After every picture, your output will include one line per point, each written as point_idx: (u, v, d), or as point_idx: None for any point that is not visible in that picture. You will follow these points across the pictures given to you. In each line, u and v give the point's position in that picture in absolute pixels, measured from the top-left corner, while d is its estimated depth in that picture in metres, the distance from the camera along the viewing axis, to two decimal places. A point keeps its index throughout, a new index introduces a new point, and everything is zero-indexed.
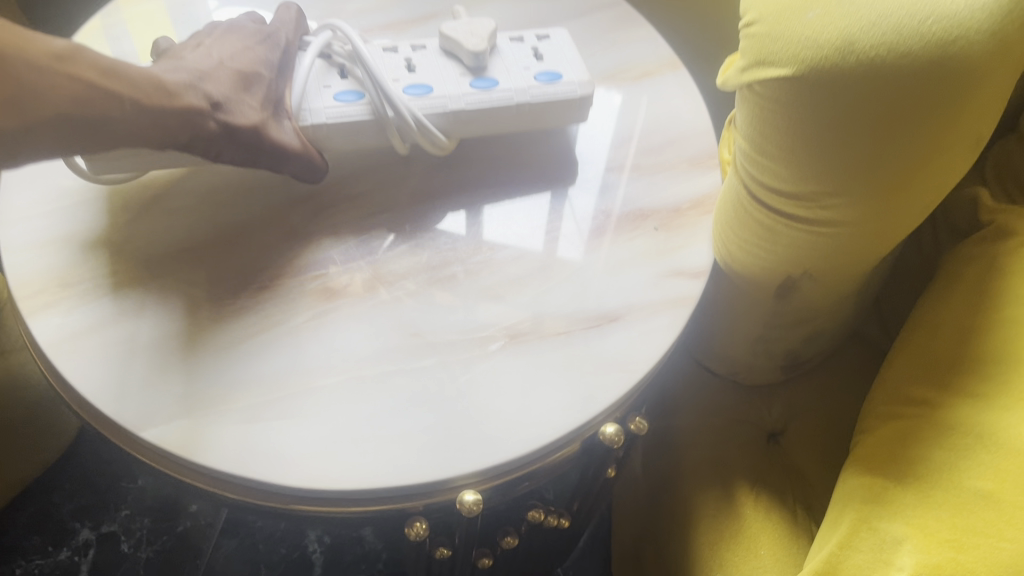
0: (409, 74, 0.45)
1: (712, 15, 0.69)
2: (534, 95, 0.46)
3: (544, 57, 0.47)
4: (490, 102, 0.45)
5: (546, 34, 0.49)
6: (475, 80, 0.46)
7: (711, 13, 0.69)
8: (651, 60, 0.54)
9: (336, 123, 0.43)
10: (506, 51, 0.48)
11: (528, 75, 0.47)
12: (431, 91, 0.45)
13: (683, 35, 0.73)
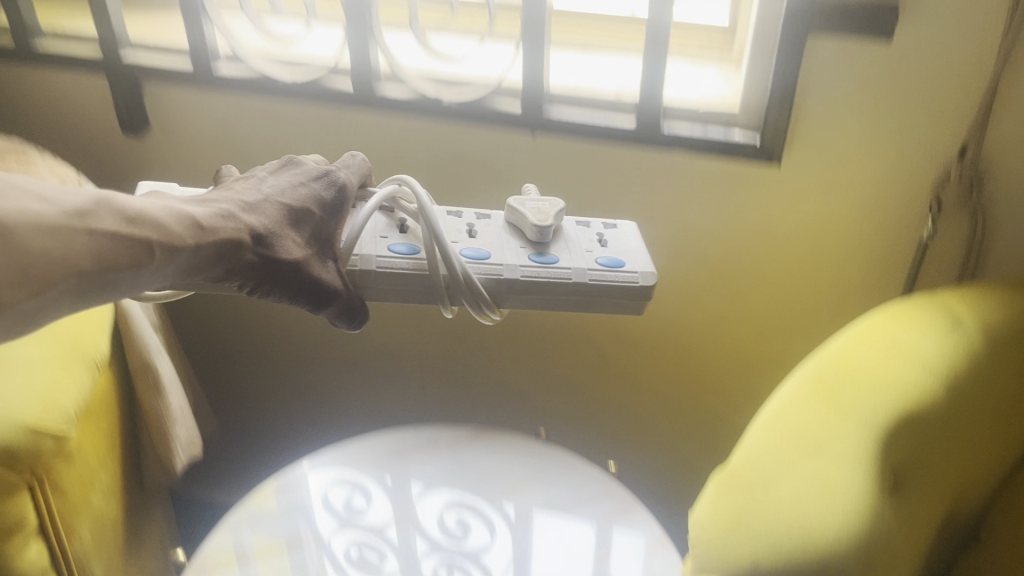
0: (469, 238, 0.37)
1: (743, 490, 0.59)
2: (594, 276, 0.35)
3: (611, 242, 0.38)
4: (551, 278, 0.35)
5: (614, 223, 0.40)
6: (609, 467, 0.52)
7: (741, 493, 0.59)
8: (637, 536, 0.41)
9: (429, 462, 0.45)
10: (570, 235, 0.38)
11: (637, 463, 0.53)
12: (488, 256, 0.35)
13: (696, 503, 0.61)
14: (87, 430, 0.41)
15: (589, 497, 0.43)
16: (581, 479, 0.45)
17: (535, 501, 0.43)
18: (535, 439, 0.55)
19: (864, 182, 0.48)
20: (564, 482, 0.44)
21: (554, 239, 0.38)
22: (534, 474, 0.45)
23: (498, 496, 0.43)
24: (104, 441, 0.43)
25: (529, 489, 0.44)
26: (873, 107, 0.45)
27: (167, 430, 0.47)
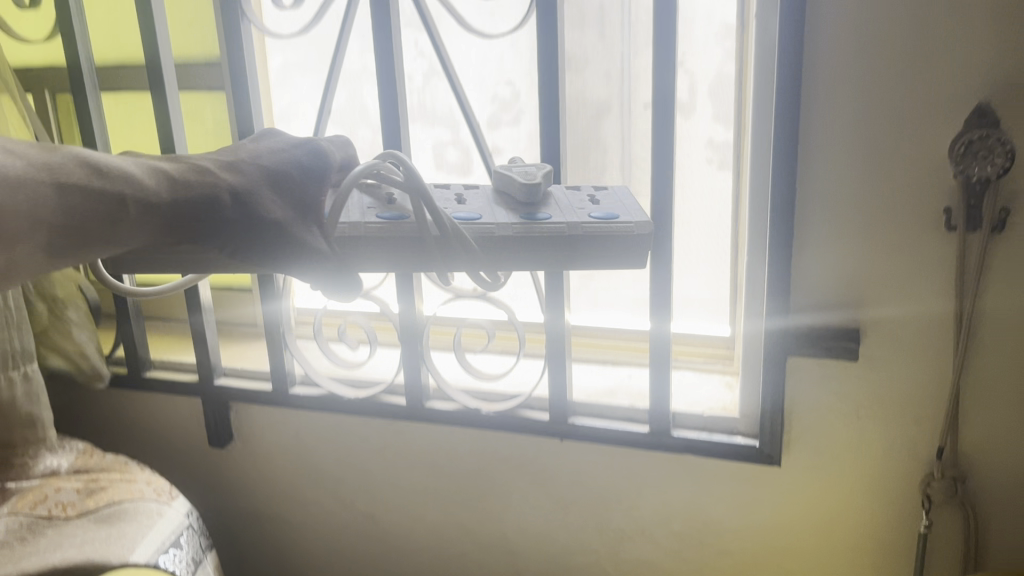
0: (458, 203, 0.54)
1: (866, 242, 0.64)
2: (583, 225, 0.50)
3: (599, 200, 0.54)
4: (530, 226, 0.51)
5: (604, 189, 0.58)
6: (521, 212, 0.53)
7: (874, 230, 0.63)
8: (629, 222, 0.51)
9: (375, 235, 0.49)
10: (566, 196, 0.56)
11: (585, 211, 0.53)
12: (477, 217, 0.51)
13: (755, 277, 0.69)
14: (5, 208, 0.36)
15: (557, 240, 0.50)
16: (569, 228, 0.50)
17: (534, 258, 0.51)
18: (452, 201, 0.54)
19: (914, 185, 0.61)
20: (578, 222, 0.51)
21: (545, 197, 0.55)
22: (520, 231, 0.50)
23: (556, 239, 0.50)
24: (21, 222, 0.37)
25: (561, 232, 0.50)
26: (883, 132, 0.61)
27: (123, 192, 0.40)
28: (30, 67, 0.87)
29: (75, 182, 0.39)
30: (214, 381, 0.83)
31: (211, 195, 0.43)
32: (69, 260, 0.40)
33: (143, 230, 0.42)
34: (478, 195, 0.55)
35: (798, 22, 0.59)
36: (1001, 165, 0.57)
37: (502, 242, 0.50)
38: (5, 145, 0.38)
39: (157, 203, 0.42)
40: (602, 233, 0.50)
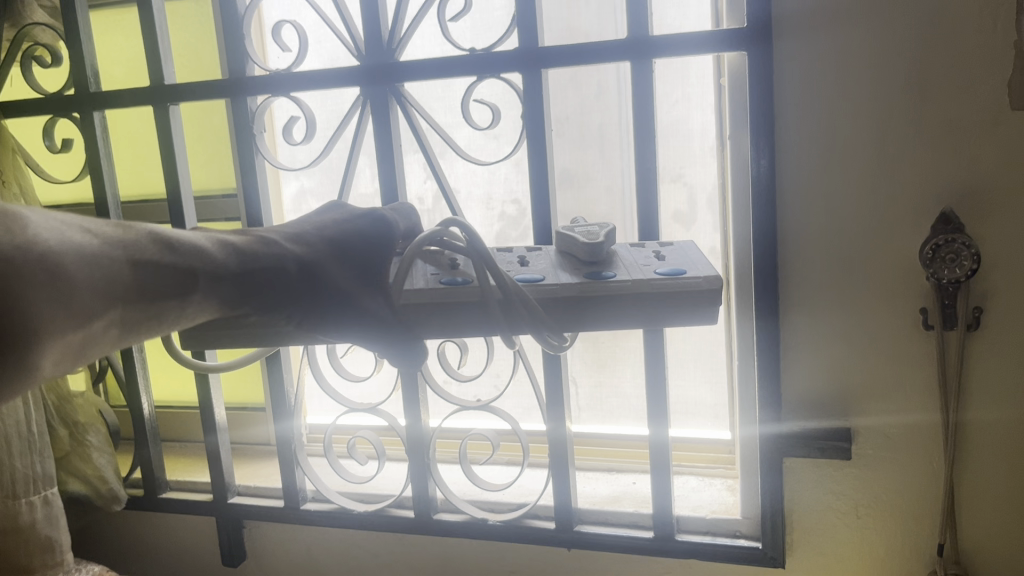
0: (523, 266, 0.57)
1: (858, 323, 0.66)
2: (649, 280, 0.52)
3: (665, 257, 0.56)
4: (598, 283, 0.53)
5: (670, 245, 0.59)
6: (588, 271, 0.55)
7: (863, 309, 0.65)
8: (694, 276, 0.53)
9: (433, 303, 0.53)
10: (631, 253, 0.58)
11: (652, 268, 0.55)
12: (541, 278, 0.54)
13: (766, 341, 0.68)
14: (87, 285, 0.37)
15: (625, 295, 0.53)
16: (636, 284, 0.52)
17: (600, 312, 0.53)
18: (517, 265, 0.58)
19: (898, 254, 0.64)
20: (642, 280, 0.53)
21: (609, 252, 0.57)
22: (582, 292, 0.53)
23: (621, 297, 0.52)
24: (99, 299, 0.38)
25: (626, 290, 0.52)
26: (858, 209, 0.64)
27: (191, 265, 0.43)
28: (58, 205, 0.93)
29: (149, 258, 0.41)
30: (227, 499, 0.84)
31: (278, 265, 0.46)
32: (143, 333, 0.42)
33: (207, 301, 0.44)
34: (543, 259, 0.58)
35: (768, 142, 0.64)
36: (969, 268, 0.60)
37: (566, 301, 0.53)
38: (80, 226, 0.39)
39: (224, 273, 0.44)
40: (669, 289, 0.52)
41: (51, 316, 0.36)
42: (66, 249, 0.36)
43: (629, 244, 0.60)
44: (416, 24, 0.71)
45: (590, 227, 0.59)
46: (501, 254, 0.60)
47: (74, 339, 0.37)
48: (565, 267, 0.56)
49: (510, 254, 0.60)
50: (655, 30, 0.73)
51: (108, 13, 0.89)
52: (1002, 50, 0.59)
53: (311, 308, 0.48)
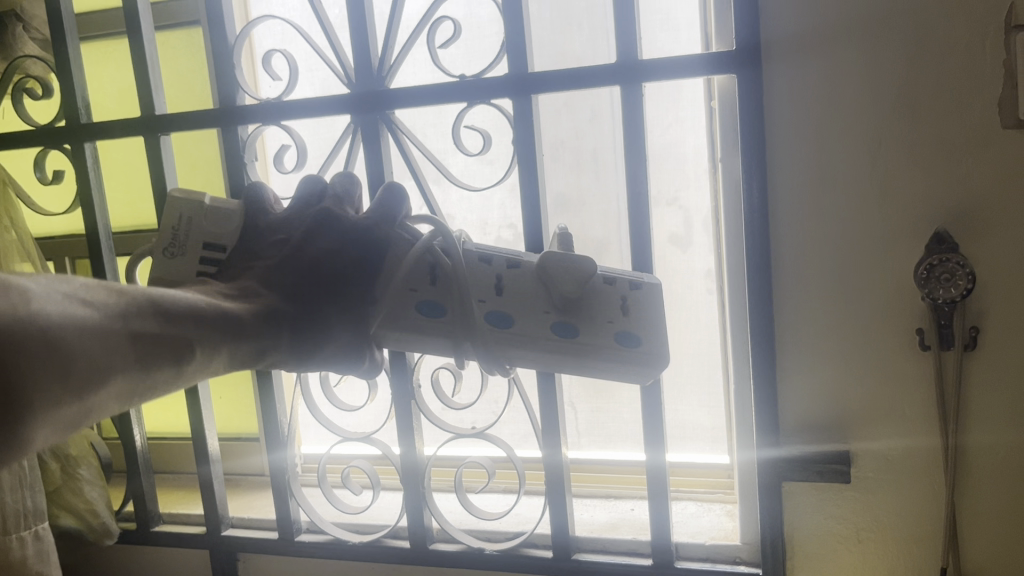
0: (496, 296, 0.60)
1: (852, 347, 0.65)
2: (611, 353, 0.58)
3: (629, 310, 0.60)
4: (567, 347, 0.59)
5: (638, 283, 0.61)
6: (555, 322, 0.59)
7: (858, 332, 0.65)
8: (642, 351, 0.58)
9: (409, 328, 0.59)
10: (600, 289, 0.60)
11: (612, 327, 0.59)
12: (512, 323, 0.59)
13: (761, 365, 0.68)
14: (85, 354, 0.38)
15: (578, 354, 0.59)
16: (592, 347, 0.58)
17: (552, 360, 0.59)
18: (491, 292, 0.60)
19: (892, 277, 0.63)
20: (598, 343, 0.58)
21: (584, 292, 0.59)
22: (548, 349, 0.59)
23: (583, 356, 0.59)
24: (101, 367, 0.39)
25: (589, 353, 0.59)
26: (850, 232, 0.64)
27: (190, 336, 0.45)
28: (51, 237, 0.93)
29: (147, 329, 0.42)
30: (220, 531, 0.83)
31: (243, 325, 0.50)
32: (142, 398, 0.43)
33: (204, 363, 0.47)
34: (518, 284, 0.60)
35: (758, 164, 0.64)
36: (964, 287, 0.59)
37: (525, 348, 0.59)
38: (80, 295, 0.39)
39: (211, 324, 0.47)
40: (618, 353, 0.58)
41: (48, 390, 0.35)
42: (67, 324, 0.37)
43: (602, 278, 0.61)
44: (407, 51, 0.71)
45: (579, 263, 0.59)
46: (480, 264, 0.61)
47: (75, 413, 0.38)
48: (539, 306, 0.59)
49: (488, 266, 0.61)
50: (647, 54, 0.73)
51: (101, 44, 0.89)
52: (991, 70, 0.59)
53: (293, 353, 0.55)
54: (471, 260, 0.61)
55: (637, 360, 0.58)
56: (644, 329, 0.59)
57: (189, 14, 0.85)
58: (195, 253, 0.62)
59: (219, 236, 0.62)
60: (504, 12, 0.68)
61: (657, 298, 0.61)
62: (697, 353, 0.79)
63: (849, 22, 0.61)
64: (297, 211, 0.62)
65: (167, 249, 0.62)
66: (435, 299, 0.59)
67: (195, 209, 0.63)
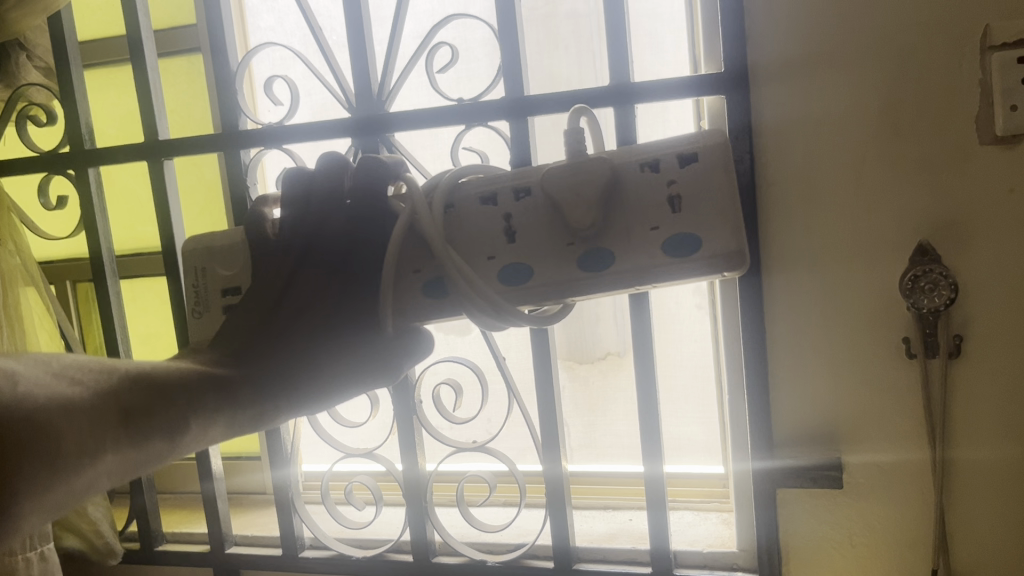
0: (507, 243, 0.51)
1: (843, 356, 0.67)
2: (665, 270, 0.49)
3: (678, 207, 0.48)
4: (606, 273, 0.49)
5: (693, 156, 0.49)
6: (580, 254, 0.49)
7: (848, 342, 0.67)
8: (698, 249, 0.48)
9: (418, 303, 0.52)
10: (638, 196, 0.49)
11: (659, 234, 0.48)
12: (531, 272, 0.50)
13: (754, 375, 0.70)
14: (67, 420, 0.41)
15: (620, 279, 0.49)
16: (633, 267, 0.49)
17: (599, 292, 0.50)
18: (501, 238, 0.51)
19: (881, 289, 0.65)
20: (637, 259, 0.49)
21: (619, 208, 0.49)
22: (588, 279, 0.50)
23: (634, 275, 0.49)
24: (93, 438, 0.43)
25: (641, 269, 0.49)
26: (839, 246, 0.66)
27: (174, 397, 0.48)
28: (52, 261, 0.94)
29: (128, 399, 0.46)
30: (224, 549, 0.84)
31: (226, 379, 0.52)
32: (137, 472, 0.47)
33: (202, 432, 0.50)
34: (530, 220, 0.51)
35: (748, 181, 0.67)
36: (947, 296, 0.62)
37: (554, 289, 0.50)
38: (70, 375, 0.44)
39: (199, 387, 0.50)
40: (671, 265, 0.48)
41: (33, 476, 0.39)
42: (51, 397, 0.41)
43: (640, 162, 0.49)
44: (405, 76, 0.74)
45: (582, 173, 0.49)
46: (482, 207, 0.52)
47: (70, 494, 0.41)
48: (562, 236, 0.50)
49: (495, 208, 0.52)
50: (636, 74, 0.76)
51: (101, 70, 0.91)
52: (968, 89, 0.61)
53: (293, 407, 0.55)
54: (472, 204, 0.52)
55: (699, 260, 0.48)
56: (691, 220, 0.48)
57: (189, 41, 0.87)
58: (218, 302, 0.59)
59: (233, 277, 0.59)
60: (500, 36, 0.71)
61: (716, 163, 0.48)
62: (690, 365, 0.81)
63: (833, 44, 0.64)
64: (291, 213, 0.55)
65: (196, 308, 0.60)
66: (435, 275, 0.51)
67: (206, 258, 0.60)
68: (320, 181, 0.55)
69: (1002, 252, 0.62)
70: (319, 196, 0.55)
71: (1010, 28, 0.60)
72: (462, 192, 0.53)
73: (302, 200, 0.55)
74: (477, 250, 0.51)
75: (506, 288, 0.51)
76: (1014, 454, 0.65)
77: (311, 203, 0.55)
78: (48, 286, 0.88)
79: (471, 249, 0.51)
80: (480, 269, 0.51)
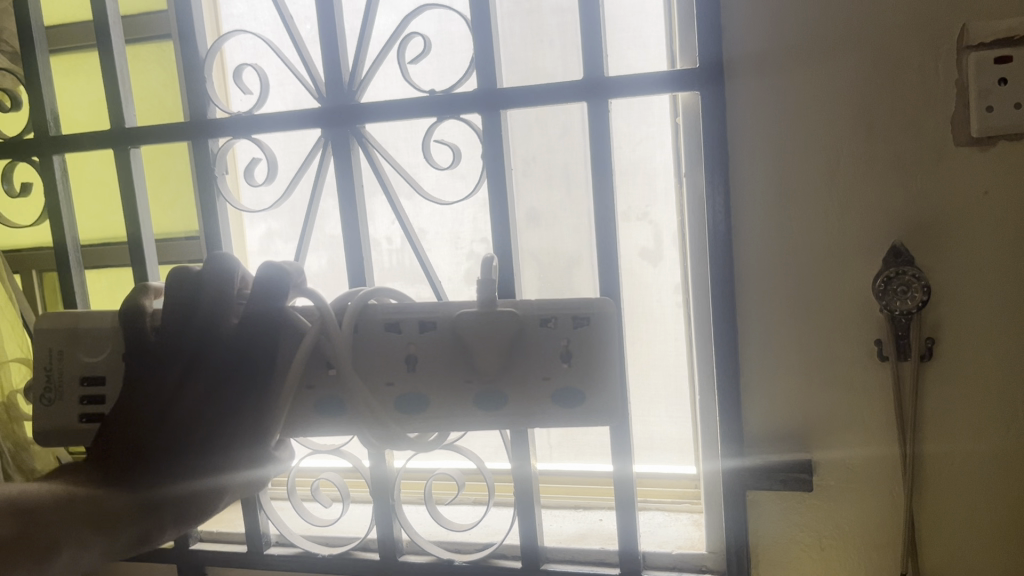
0: (407, 373, 0.58)
1: (815, 356, 0.67)
2: (557, 413, 0.58)
3: (569, 359, 0.57)
4: (496, 421, 0.58)
5: (583, 317, 0.57)
6: (477, 392, 0.58)
7: (819, 341, 0.66)
8: (579, 404, 0.58)
9: (317, 422, 0.57)
10: (537, 346, 0.57)
11: (549, 384, 0.57)
12: (428, 403, 0.58)
13: (725, 375, 0.69)
14: None
15: (508, 420, 0.58)
16: (520, 412, 0.58)
17: (479, 426, 0.58)
18: (403, 366, 0.58)
19: (854, 288, 0.65)
20: (529, 405, 0.58)
21: (516, 362, 0.57)
22: (485, 421, 0.58)
23: (517, 423, 0.58)
24: None
25: (525, 418, 0.58)
26: (812, 245, 0.65)
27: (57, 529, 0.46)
28: (18, 249, 0.92)
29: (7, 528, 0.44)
30: (188, 545, 0.83)
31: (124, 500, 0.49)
32: None
33: (75, 560, 0.47)
34: (432, 354, 0.58)
35: (721, 178, 0.66)
36: (920, 298, 0.61)
37: (449, 420, 0.58)
38: None
39: (71, 510, 0.47)
40: (556, 411, 0.58)
41: None
42: None
43: (540, 316, 0.57)
44: (377, 66, 0.73)
45: (491, 325, 0.56)
46: (389, 335, 0.58)
47: None
48: (457, 370, 0.58)
49: (398, 335, 0.58)
50: (616, 69, 0.75)
51: (68, 56, 0.89)
52: (944, 88, 0.61)
53: (177, 516, 0.52)
54: (379, 331, 0.58)
55: (582, 411, 0.58)
56: (568, 385, 0.57)
57: (160, 27, 0.86)
58: (75, 391, 0.60)
59: (97, 366, 0.60)
60: (473, 28, 0.70)
61: (604, 325, 0.57)
62: (664, 364, 0.80)
63: (810, 40, 0.63)
64: (173, 315, 0.53)
65: (47, 395, 0.60)
66: (333, 394, 0.57)
67: (67, 345, 0.60)
68: (208, 283, 0.53)
69: (974, 253, 0.62)
70: (209, 299, 0.53)
71: (987, 29, 0.60)
72: (368, 314, 0.58)
73: (189, 299, 0.53)
74: (377, 375, 0.58)
75: (404, 414, 0.58)
76: (984, 453, 0.64)
77: (197, 309, 0.53)
78: (13, 277, 0.86)
79: (373, 374, 0.58)
80: (379, 391, 0.58)
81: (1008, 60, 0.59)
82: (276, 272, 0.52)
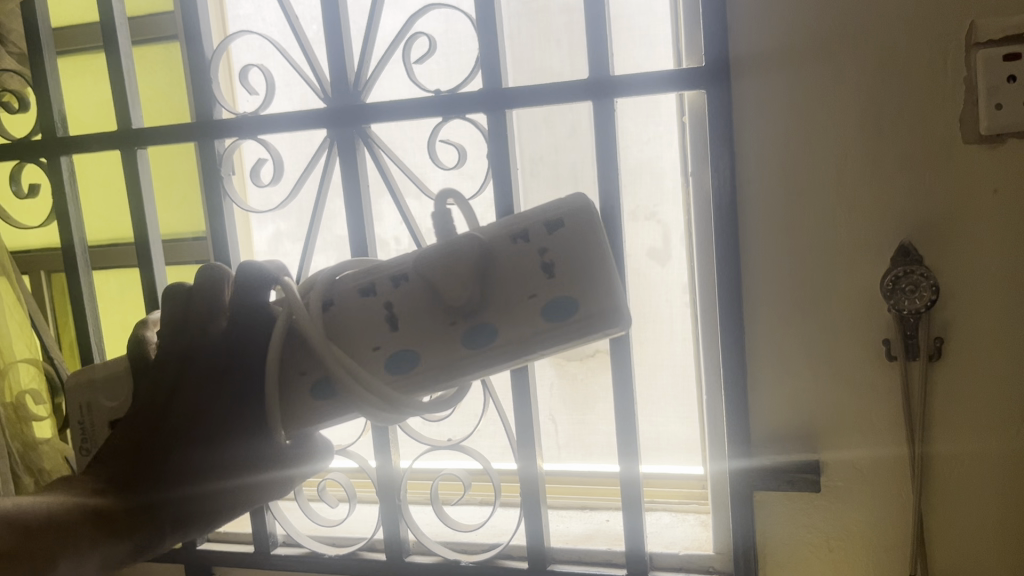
0: (390, 334, 0.50)
1: (821, 356, 0.66)
2: (559, 339, 0.49)
3: (554, 271, 0.49)
4: (497, 358, 0.49)
5: (560, 222, 0.49)
6: (464, 332, 0.49)
7: (825, 341, 0.66)
8: (581, 313, 0.48)
9: (307, 405, 0.51)
10: (511, 262, 0.49)
11: (537, 301, 0.49)
12: (418, 356, 0.50)
13: (732, 375, 0.69)
14: None
15: (503, 357, 0.49)
16: (516, 348, 0.49)
17: (483, 365, 0.50)
18: (385, 327, 0.50)
19: (861, 288, 0.64)
20: (522, 329, 0.49)
21: (495, 286, 0.49)
22: (486, 354, 0.49)
23: (518, 351, 0.49)
24: None
25: (525, 340, 0.49)
26: (820, 246, 0.65)
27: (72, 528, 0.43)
28: (27, 250, 0.92)
29: (26, 527, 0.41)
30: (196, 546, 0.83)
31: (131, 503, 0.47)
32: None
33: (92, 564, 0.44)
34: (411, 309, 0.50)
35: (727, 178, 0.66)
36: (928, 298, 0.61)
37: (445, 377, 0.50)
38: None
39: (82, 513, 0.44)
40: (556, 330, 0.49)
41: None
42: None
43: (510, 235, 0.50)
44: (383, 66, 0.73)
45: (453, 259, 0.48)
46: (361, 298, 0.51)
47: None
48: (436, 315, 0.49)
49: (371, 298, 0.51)
50: (622, 66, 0.74)
51: (76, 58, 0.90)
52: (952, 86, 0.60)
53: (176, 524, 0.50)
54: (350, 297, 0.51)
55: (582, 323, 0.48)
56: (563, 291, 0.48)
57: (166, 28, 0.86)
58: (106, 434, 0.57)
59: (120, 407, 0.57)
60: (478, 27, 0.69)
61: (585, 231, 0.49)
62: (671, 364, 0.80)
63: (816, 38, 0.62)
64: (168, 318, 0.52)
65: (83, 447, 0.58)
66: (322, 376, 0.50)
67: (89, 394, 0.58)
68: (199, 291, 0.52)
69: (981, 252, 0.62)
70: (199, 304, 0.51)
71: (995, 26, 0.59)
72: (336, 287, 0.51)
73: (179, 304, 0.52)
74: (361, 343, 0.50)
75: (395, 379, 0.49)
76: (995, 454, 0.64)
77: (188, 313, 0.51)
78: (22, 279, 0.87)
79: (354, 340, 0.50)
80: (365, 360, 0.50)
81: (1017, 57, 0.59)
82: (259, 270, 0.51)
